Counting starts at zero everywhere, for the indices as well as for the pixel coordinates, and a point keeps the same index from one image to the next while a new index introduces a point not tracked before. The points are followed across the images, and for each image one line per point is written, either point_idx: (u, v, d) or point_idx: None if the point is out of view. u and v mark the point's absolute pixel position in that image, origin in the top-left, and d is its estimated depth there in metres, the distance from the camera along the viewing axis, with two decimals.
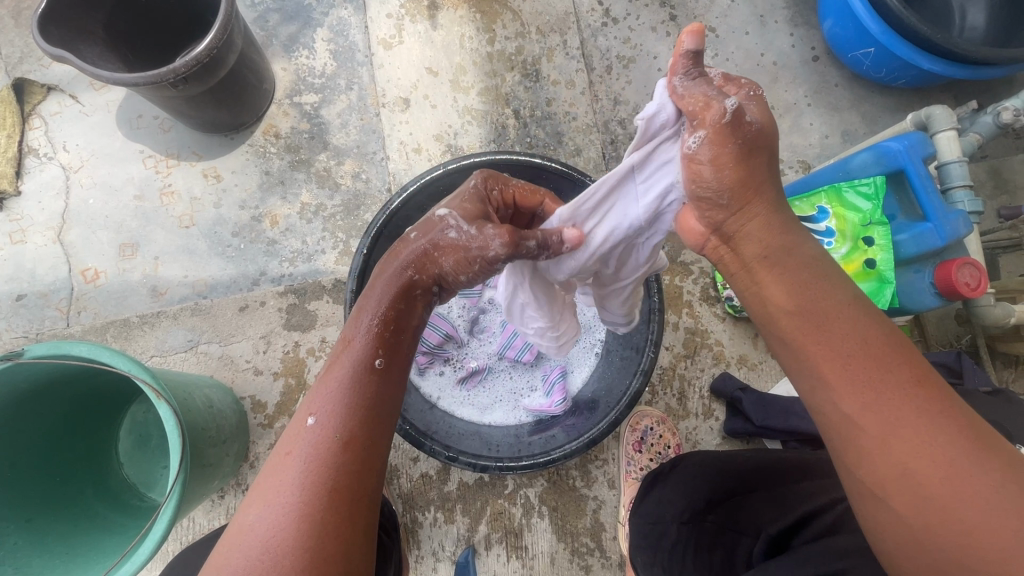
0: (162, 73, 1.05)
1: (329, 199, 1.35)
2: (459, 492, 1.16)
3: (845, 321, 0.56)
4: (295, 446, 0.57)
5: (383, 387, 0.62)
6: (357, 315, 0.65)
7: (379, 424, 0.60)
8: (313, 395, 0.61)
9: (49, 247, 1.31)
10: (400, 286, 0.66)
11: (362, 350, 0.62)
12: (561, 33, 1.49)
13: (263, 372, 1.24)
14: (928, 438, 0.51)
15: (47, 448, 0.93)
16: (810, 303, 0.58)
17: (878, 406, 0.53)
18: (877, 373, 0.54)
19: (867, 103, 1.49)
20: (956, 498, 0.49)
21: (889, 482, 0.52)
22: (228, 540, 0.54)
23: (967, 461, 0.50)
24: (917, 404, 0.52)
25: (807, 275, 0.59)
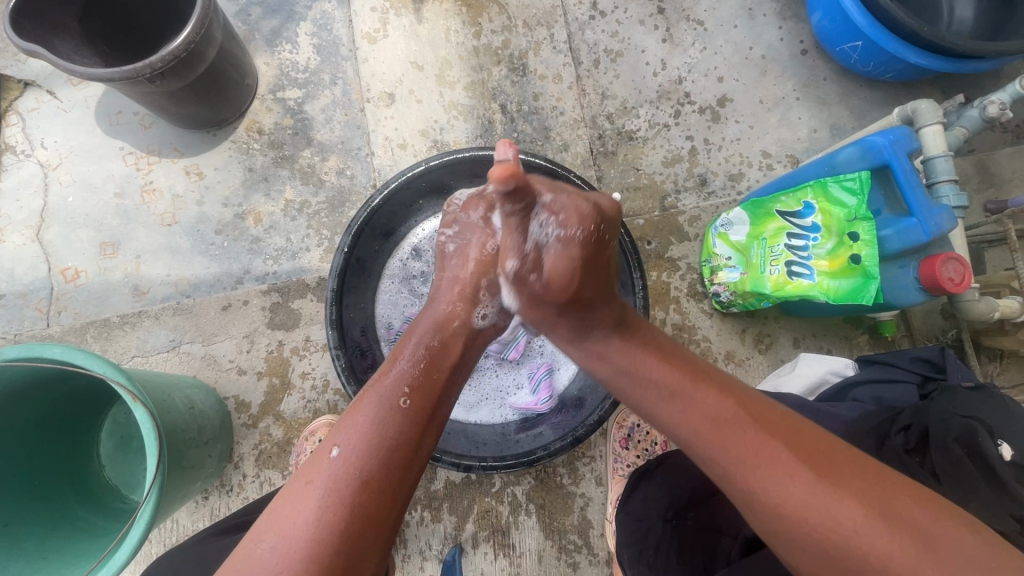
0: (138, 69, 1.03)
1: (313, 196, 1.34)
2: (446, 491, 1.16)
3: (671, 397, 0.64)
4: (317, 475, 0.56)
5: (410, 428, 0.61)
6: (396, 355, 0.68)
7: (400, 465, 0.59)
8: (341, 426, 0.60)
9: (27, 247, 1.29)
10: (437, 322, 0.72)
11: (391, 389, 0.63)
12: (548, 27, 1.47)
13: (247, 372, 1.23)
14: (777, 489, 0.55)
15: (24, 452, 0.92)
16: (639, 385, 0.67)
17: (732, 470, 0.58)
18: (696, 416, 0.62)
19: (855, 97, 1.49)
20: (829, 539, 0.52)
21: (778, 535, 0.55)
22: (230, 567, 0.52)
23: (829, 496, 0.53)
24: (771, 450, 0.57)
25: (630, 370, 0.68)
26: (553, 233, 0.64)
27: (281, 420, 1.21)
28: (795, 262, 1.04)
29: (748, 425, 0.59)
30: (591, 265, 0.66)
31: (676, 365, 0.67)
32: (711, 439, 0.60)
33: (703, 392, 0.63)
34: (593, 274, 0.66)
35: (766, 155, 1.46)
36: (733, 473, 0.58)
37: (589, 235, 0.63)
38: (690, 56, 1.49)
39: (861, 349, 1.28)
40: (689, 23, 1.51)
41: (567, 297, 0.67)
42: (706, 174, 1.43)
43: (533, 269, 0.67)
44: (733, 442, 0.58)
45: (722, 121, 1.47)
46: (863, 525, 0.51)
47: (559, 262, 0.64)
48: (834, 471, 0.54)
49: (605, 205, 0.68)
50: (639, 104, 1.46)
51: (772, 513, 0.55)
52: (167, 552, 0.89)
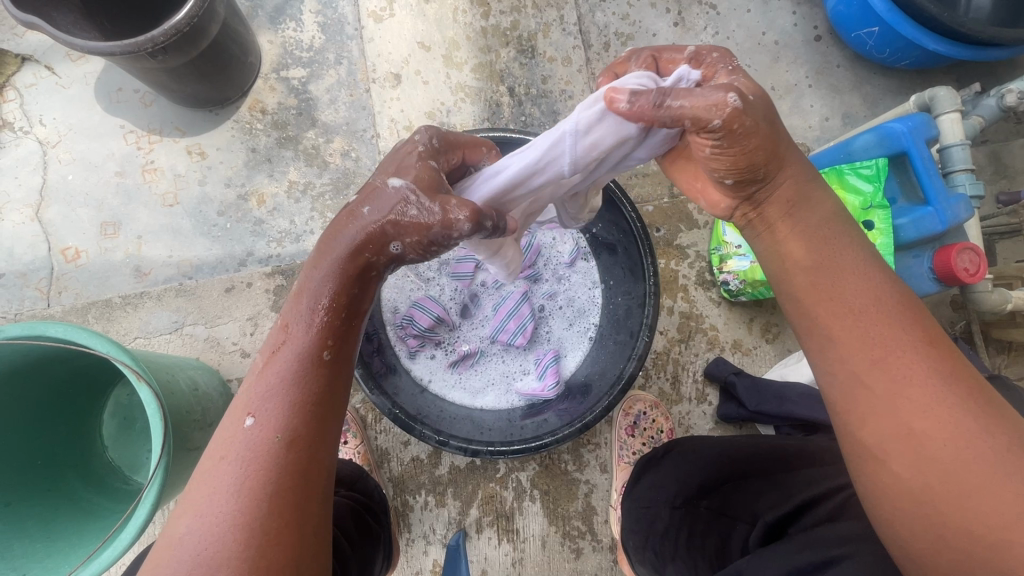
0: (139, 44, 1.00)
1: (317, 178, 1.31)
2: (450, 476, 1.15)
3: (861, 274, 0.59)
4: (231, 448, 0.52)
5: (330, 382, 0.56)
6: (296, 299, 0.57)
7: (325, 420, 0.55)
8: (251, 390, 0.55)
9: (26, 226, 1.27)
10: (346, 262, 0.56)
11: (303, 340, 0.55)
12: (558, 9, 1.45)
13: (250, 355, 1.22)
14: (932, 399, 0.53)
15: (26, 431, 0.91)
16: (827, 256, 0.61)
17: (888, 362, 0.55)
18: (880, 312, 0.57)
19: (869, 85, 1.47)
20: (949, 467, 0.51)
21: (908, 442, 0.53)
22: (158, 556, 0.50)
23: (978, 432, 0.51)
24: (923, 373, 0.54)
25: (826, 230, 0.63)
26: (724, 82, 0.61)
27: None
28: None
29: (920, 344, 0.55)
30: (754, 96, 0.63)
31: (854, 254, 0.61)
32: (853, 320, 0.58)
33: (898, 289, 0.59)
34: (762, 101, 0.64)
35: None
36: (881, 367, 0.55)
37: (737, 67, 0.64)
38: (702, 40, 1.47)
39: None
40: (701, 7, 1.48)
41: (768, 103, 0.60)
42: None
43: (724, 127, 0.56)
44: (912, 337, 0.56)
45: None
46: (1003, 458, 0.50)
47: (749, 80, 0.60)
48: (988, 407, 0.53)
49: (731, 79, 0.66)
50: None
51: (912, 408, 0.54)
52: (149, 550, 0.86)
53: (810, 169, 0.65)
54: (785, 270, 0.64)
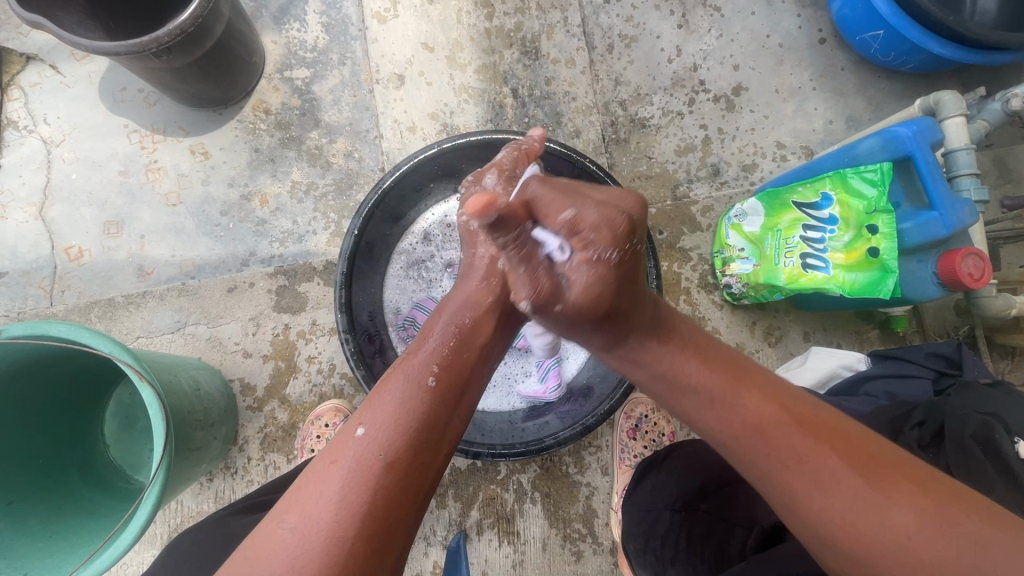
0: (144, 43, 1.00)
1: (320, 178, 1.32)
2: (451, 478, 1.15)
3: (715, 400, 0.56)
4: (341, 456, 0.53)
5: (441, 410, 0.57)
6: (425, 333, 0.63)
7: (431, 446, 0.56)
8: (368, 403, 0.57)
9: (30, 225, 1.27)
10: (471, 300, 0.65)
11: (421, 368, 0.59)
12: (562, 10, 1.44)
13: (252, 355, 1.22)
14: (824, 501, 0.51)
15: (29, 432, 0.91)
16: (678, 390, 0.58)
17: (772, 480, 0.54)
18: (747, 438, 0.54)
19: (873, 89, 1.46)
20: (869, 552, 0.50)
21: (821, 542, 0.52)
22: (253, 551, 0.50)
23: (882, 508, 0.49)
24: (815, 474, 0.52)
25: (671, 380, 0.59)
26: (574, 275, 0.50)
27: (287, 404, 1.19)
28: (810, 254, 1.02)
29: (797, 431, 0.53)
30: (627, 279, 0.51)
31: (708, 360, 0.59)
32: (734, 451, 0.56)
33: (752, 392, 0.56)
34: (633, 256, 0.51)
35: (781, 146, 1.44)
36: (778, 474, 0.53)
37: (624, 258, 0.49)
38: (706, 42, 1.47)
39: (872, 343, 1.27)
40: (705, 9, 1.48)
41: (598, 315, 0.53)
42: (719, 165, 1.41)
43: (554, 298, 0.52)
44: (780, 448, 0.53)
45: (737, 110, 1.44)
46: (916, 530, 0.48)
47: (592, 291, 0.50)
48: (884, 475, 0.51)
49: (633, 206, 0.53)
50: (653, 91, 1.44)
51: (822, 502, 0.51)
52: (167, 546, 0.87)
53: (671, 319, 0.60)
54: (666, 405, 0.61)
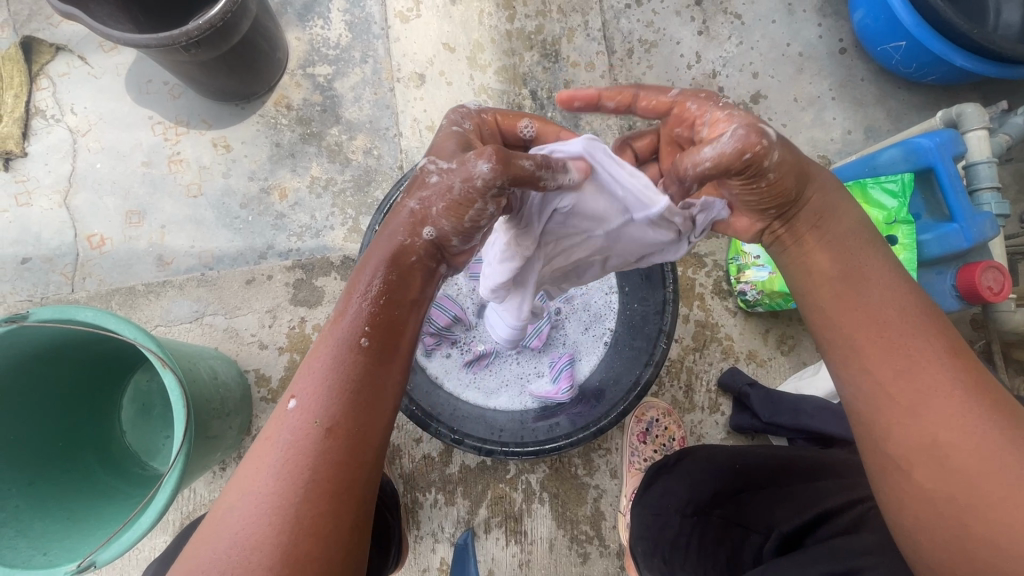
0: (174, 37, 1.02)
1: (339, 174, 1.33)
2: (460, 475, 1.16)
3: (887, 288, 0.60)
4: (276, 430, 0.52)
5: (373, 372, 0.53)
6: (349, 291, 0.56)
7: (366, 415, 0.53)
8: (298, 374, 0.54)
9: (54, 212, 1.30)
10: (390, 255, 0.56)
11: (348, 328, 0.54)
12: (583, 14, 1.45)
13: (268, 347, 1.23)
14: (957, 409, 0.53)
15: (48, 414, 0.93)
16: (852, 272, 0.61)
17: (911, 375, 0.55)
18: (908, 331, 0.57)
19: (893, 100, 1.46)
20: (979, 464, 0.51)
21: (928, 445, 0.53)
22: (207, 524, 0.51)
23: (1001, 437, 0.51)
24: (954, 383, 0.54)
25: (853, 251, 0.62)
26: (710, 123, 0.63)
27: None
28: None
29: (945, 344, 0.56)
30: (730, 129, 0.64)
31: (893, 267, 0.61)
32: (886, 331, 0.58)
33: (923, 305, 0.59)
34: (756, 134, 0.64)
35: None
36: (912, 369, 0.55)
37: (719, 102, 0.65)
38: (726, 50, 1.47)
39: None
40: (726, 16, 1.49)
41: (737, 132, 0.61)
42: None
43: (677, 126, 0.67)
44: (939, 352, 0.55)
45: (755, 118, 1.45)
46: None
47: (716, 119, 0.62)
48: (1015, 424, 0.53)
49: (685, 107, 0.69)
50: None
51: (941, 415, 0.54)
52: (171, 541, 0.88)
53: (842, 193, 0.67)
54: (811, 282, 0.64)
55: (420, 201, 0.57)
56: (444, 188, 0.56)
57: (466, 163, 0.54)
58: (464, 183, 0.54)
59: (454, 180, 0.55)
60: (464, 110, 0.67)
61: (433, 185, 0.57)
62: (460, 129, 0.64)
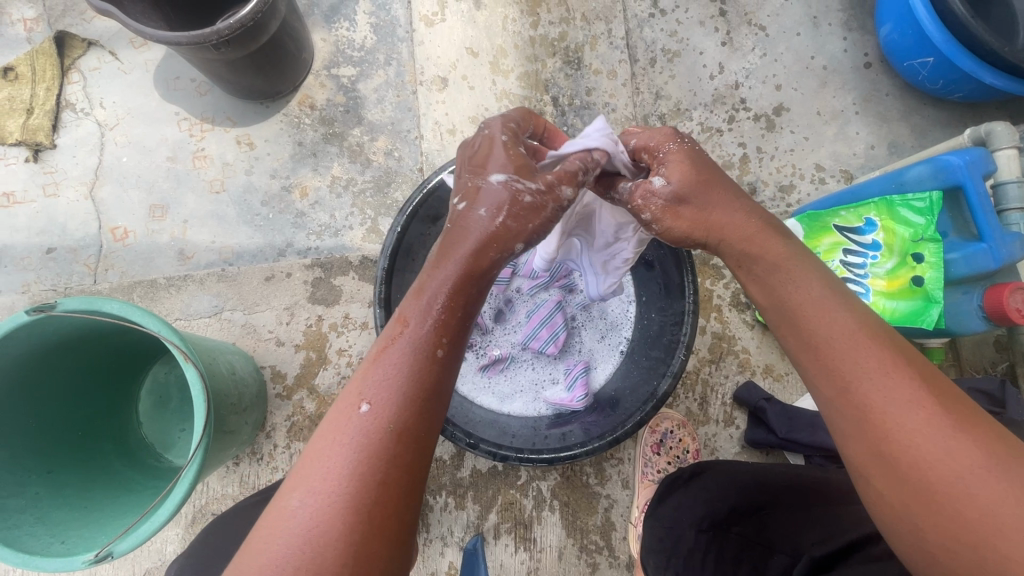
0: (205, 35, 1.04)
1: (360, 174, 1.34)
2: (471, 479, 1.16)
3: (817, 308, 0.60)
4: (345, 430, 0.52)
5: (443, 380, 0.56)
6: (416, 292, 0.59)
7: (436, 419, 0.55)
8: (365, 377, 0.55)
9: (80, 203, 1.32)
10: (472, 268, 0.60)
11: (424, 337, 0.56)
12: (606, 22, 1.46)
13: (284, 344, 1.23)
14: (900, 418, 0.53)
15: (67, 403, 0.94)
16: (783, 297, 0.62)
17: (850, 392, 0.56)
18: (839, 347, 0.57)
19: (917, 116, 1.45)
20: (930, 470, 0.51)
21: (881, 455, 0.54)
22: (266, 524, 0.50)
23: (951, 440, 0.51)
24: (893, 392, 0.54)
25: (781, 272, 0.63)
26: (665, 172, 0.68)
27: (315, 395, 1.21)
28: (850, 279, 1.02)
29: (884, 353, 0.56)
30: (700, 172, 0.67)
31: (821, 281, 0.62)
32: (820, 351, 0.58)
33: (857, 315, 0.58)
34: (717, 171, 0.69)
35: (820, 168, 1.42)
36: (849, 384, 0.56)
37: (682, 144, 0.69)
38: (749, 61, 1.47)
39: None
40: (750, 27, 1.48)
41: (696, 182, 0.67)
42: (756, 184, 1.41)
43: (648, 152, 0.71)
44: (873, 364, 0.55)
45: (777, 130, 1.44)
46: (980, 472, 0.50)
47: (682, 167, 0.67)
48: (965, 422, 0.52)
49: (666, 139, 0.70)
50: (693, 106, 1.44)
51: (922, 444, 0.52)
52: (201, 533, 0.90)
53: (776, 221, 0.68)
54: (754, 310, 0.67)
55: (491, 209, 0.62)
56: (537, 206, 0.62)
57: (553, 188, 0.64)
58: (556, 204, 0.64)
59: (549, 202, 0.63)
60: (503, 123, 0.70)
61: (526, 204, 0.62)
62: (520, 148, 0.67)
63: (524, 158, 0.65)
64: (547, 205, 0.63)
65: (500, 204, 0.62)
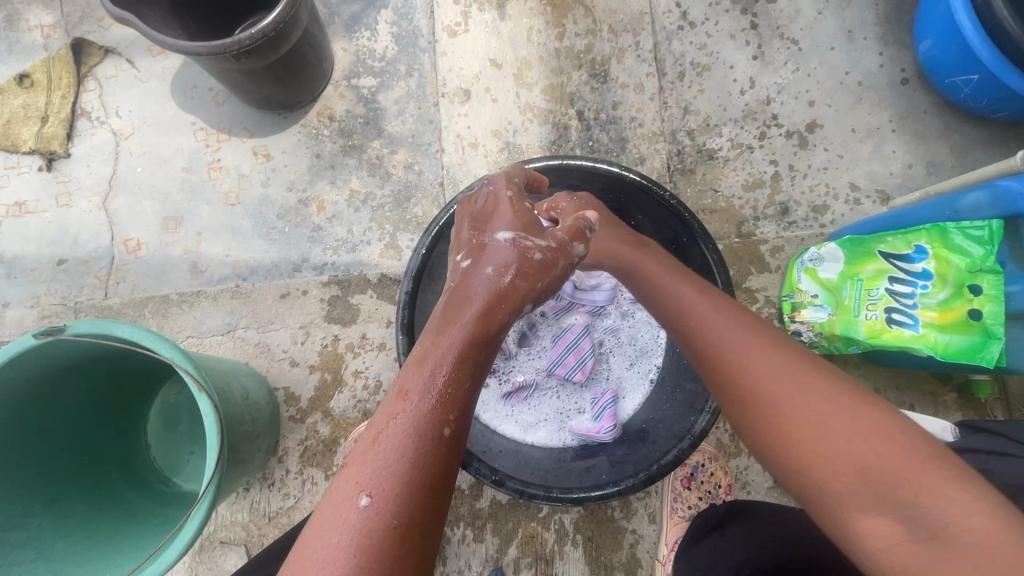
0: (225, 45, 1.01)
1: (379, 188, 1.30)
2: (491, 510, 1.10)
3: (689, 302, 0.72)
4: (343, 527, 0.50)
5: (446, 460, 0.55)
6: (418, 362, 0.59)
7: (440, 505, 0.54)
8: (362, 465, 0.53)
9: (93, 214, 1.29)
10: (482, 336, 0.61)
11: (425, 415, 0.55)
12: (634, 34, 1.41)
13: (299, 364, 1.19)
14: (758, 370, 0.62)
15: (74, 427, 0.90)
16: (665, 300, 0.75)
17: (723, 357, 0.65)
18: (707, 325, 0.69)
19: (958, 134, 1.38)
20: (783, 408, 0.58)
21: (753, 405, 0.61)
22: None
23: (799, 384, 0.59)
24: (753, 353, 0.63)
25: (660, 283, 0.77)
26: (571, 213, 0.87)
27: (330, 418, 1.16)
28: (895, 309, 0.97)
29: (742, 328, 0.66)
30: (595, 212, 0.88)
31: (693, 283, 0.75)
32: (698, 332, 0.69)
33: (718, 303, 0.71)
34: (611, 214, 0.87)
35: (855, 188, 1.37)
36: (720, 351, 0.66)
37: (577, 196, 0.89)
38: (781, 76, 1.42)
39: (949, 409, 1.16)
40: (783, 41, 1.43)
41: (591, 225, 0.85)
42: (788, 203, 1.35)
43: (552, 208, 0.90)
44: (735, 334, 0.66)
45: (810, 148, 1.39)
46: (821, 402, 0.57)
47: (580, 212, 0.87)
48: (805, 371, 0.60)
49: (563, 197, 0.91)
50: (723, 122, 1.39)
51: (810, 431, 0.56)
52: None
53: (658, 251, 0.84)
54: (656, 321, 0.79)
55: (498, 264, 0.65)
56: (546, 261, 0.67)
57: (562, 244, 0.70)
58: (566, 259, 0.70)
59: (558, 257, 0.69)
60: (506, 178, 0.77)
61: (536, 259, 0.67)
62: (523, 202, 0.73)
63: (528, 215, 0.71)
64: (555, 258, 0.69)
65: (507, 258, 0.66)
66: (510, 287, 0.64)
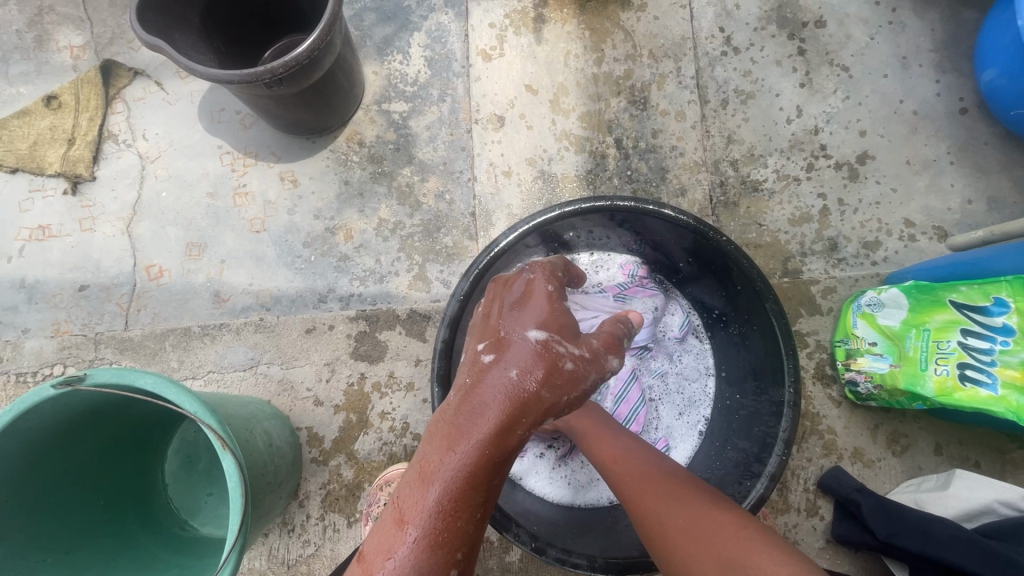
0: (258, 73, 0.96)
1: (408, 218, 1.25)
2: (521, 564, 1.04)
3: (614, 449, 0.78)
4: None
5: None
6: (422, 481, 0.55)
7: None
8: None
9: (116, 239, 1.25)
10: (500, 455, 0.56)
11: (427, 545, 0.52)
12: (675, 60, 1.35)
13: (323, 403, 1.14)
14: (669, 511, 0.66)
15: (87, 472, 0.85)
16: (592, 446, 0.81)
17: (641, 500, 0.70)
18: (629, 469, 0.74)
19: (1021, 167, 1.30)
20: (692, 541, 0.62)
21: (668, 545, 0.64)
22: None
23: (702, 518, 0.64)
24: (662, 495, 0.69)
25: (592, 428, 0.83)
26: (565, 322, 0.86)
27: (354, 461, 1.11)
28: (969, 365, 0.90)
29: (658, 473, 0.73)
30: None
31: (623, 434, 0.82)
32: (621, 477, 0.74)
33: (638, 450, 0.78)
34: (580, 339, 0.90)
35: (909, 224, 1.29)
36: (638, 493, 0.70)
37: None
38: (830, 104, 1.35)
39: (1017, 468, 1.10)
40: (832, 68, 1.37)
41: None
42: (837, 239, 1.28)
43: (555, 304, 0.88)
44: (649, 477, 0.72)
45: (861, 180, 1.31)
46: (721, 531, 0.62)
47: None
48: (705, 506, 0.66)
49: None
50: (769, 152, 1.32)
51: (683, 538, 0.63)
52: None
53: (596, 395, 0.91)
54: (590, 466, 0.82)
55: (523, 366, 0.61)
56: (576, 372, 0.63)
57: (596, 357, 0.67)
58: (597, 373, 0.66)
59: (590, 369, 0.65)
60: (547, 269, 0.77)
61: (567, 367, 0.63)
62: (559, 299, 0.72)
63: (563, 316, 0.68)
64: (585, 371, 0.65)
65: (533, 356, 0.62)
66: (535, 396, 0.59)
